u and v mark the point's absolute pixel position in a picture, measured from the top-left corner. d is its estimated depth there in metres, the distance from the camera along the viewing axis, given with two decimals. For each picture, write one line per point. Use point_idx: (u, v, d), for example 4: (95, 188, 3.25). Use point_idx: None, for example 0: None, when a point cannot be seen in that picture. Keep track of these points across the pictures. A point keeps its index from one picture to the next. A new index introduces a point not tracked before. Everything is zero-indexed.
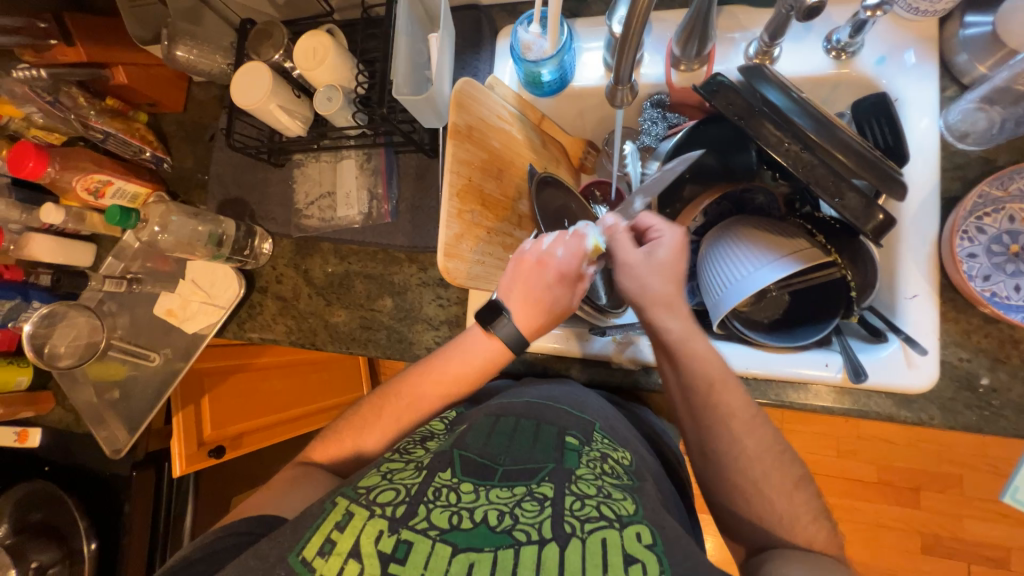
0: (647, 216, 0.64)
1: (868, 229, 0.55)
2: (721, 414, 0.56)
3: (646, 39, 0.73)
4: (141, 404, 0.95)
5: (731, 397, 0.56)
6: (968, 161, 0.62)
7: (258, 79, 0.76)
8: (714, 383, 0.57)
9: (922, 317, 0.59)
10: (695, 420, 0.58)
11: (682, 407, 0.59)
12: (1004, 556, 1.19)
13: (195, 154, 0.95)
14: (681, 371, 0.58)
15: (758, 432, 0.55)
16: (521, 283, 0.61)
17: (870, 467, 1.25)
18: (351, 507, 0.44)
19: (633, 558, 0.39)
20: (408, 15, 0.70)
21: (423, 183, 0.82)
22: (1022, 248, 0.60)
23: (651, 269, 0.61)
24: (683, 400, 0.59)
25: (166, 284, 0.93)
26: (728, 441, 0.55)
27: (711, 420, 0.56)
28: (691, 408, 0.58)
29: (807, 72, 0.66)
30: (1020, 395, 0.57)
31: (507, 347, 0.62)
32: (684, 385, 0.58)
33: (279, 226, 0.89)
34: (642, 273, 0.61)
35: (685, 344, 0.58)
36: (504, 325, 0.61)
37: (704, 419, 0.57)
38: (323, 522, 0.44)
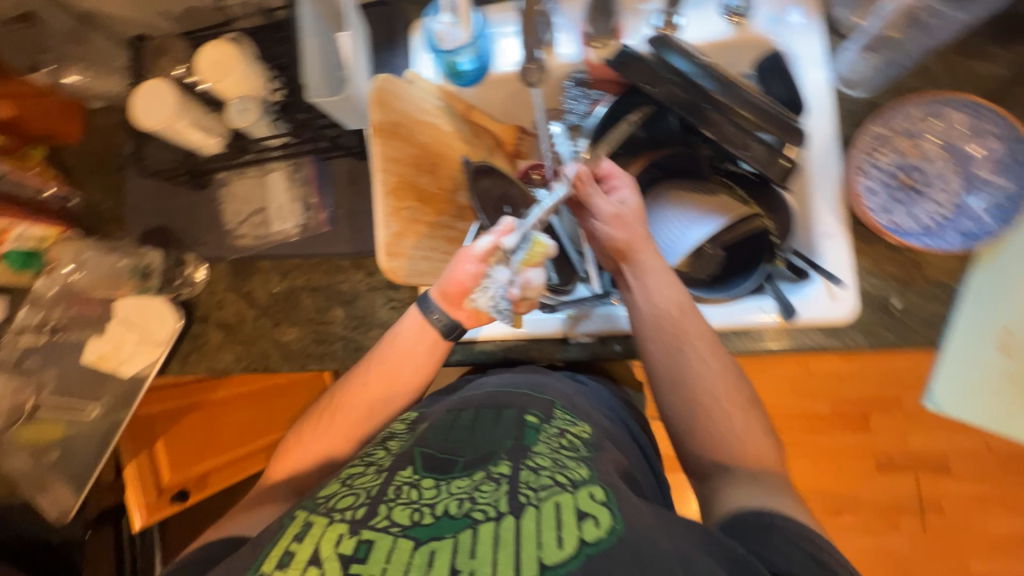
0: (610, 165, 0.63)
1: (774, 174, 0.60)
2: (690, 336, 0.59)
3: (557, 19, 0.75)
4: (85, 460, 0.89)
5: (697, 319, 0.60)
6: (858, 107, 0.68)
7: (163, 95, 0.72)
8: (681, 308, 0.60)
9: (837, 253, 0.64)
10: (666, 349, 0.59)
11: (653, 339, 0.60)
12: (945, 461, 1.32)
13: (107, 186, 0.87)
14: (654, 301, 0.60)
15: (720, 353, 0.59)
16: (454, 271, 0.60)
17: (824, 401, 1.35)
18: (308, 517, 0.44)
19: (586, 514, 0.42)
20: (312, 15, 0.67)
21: (356, 187, 0.80)
22: (911, 179, 0.67)
23: (632, 213, 0.61)
24: (656, 333, 0.60)
25: (93, 330, 0.86)
26: (695, 362, 0.58)
27: (682, 345, 0.59)
28: (662, 335, 0.59)
29: (711, 39, 0.69)
30: (929, 311, 0.63)
31: (442, 338, 0.62)
32: (662, 314, 0.59)
33: (212, 251, 0.84)
34: (630, 218, 0.60)
35: (665, 275, 0.60)
36: (436, 318, 0.61)
37: (676, 345, 0.59)
38: (282, 537, 0.44)
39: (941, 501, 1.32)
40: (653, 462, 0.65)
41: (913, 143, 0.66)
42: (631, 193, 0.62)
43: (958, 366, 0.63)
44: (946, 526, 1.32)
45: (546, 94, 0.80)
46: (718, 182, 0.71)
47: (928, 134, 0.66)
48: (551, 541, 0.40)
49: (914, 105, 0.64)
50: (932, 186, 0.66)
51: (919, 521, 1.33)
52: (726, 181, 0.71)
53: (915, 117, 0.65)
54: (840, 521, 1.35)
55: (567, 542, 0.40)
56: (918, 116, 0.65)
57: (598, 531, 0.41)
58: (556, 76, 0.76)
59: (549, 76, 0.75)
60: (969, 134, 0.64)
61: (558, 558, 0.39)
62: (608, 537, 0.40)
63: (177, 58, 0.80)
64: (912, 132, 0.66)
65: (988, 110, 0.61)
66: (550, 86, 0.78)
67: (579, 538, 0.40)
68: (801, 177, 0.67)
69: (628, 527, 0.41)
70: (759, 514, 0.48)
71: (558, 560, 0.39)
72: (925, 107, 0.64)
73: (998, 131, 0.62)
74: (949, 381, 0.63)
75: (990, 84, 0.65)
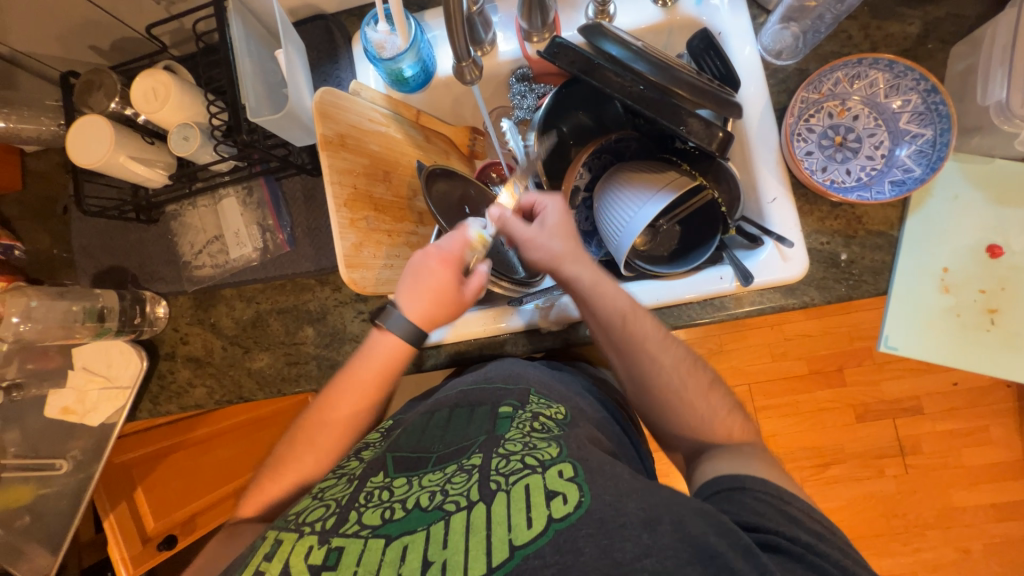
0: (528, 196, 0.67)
1: (714, 148, 0.62)
2: (639, 340, 0.61)
3: (495, 18, 0.76)
4: (60, 519, 0.86)
5: (644, 322, 0.61)
6: (787, 75, 0.71)
7: (99, 132, 0.69)
8: (626, 315, 0.61)
9: (785, 215, 0.67)
10: (621, 354, 0.62)
11: (608, 345, 0.63)
12: (918, 404, 1.38)
13: (55, 232, 0.84)
14: (597, 313, 0.62)
15: (671, 347, 0.61)
16: (415, 283, 0.62)
17: (800, 361, 1.40)
18: (280, 535, 0.47)
19: (554, 493, 0.44)
20: (244, 36, 0.67)
21: (312, 203, 0.79)
22: (844, 138, 0.71)
23: (549, 234, 0.64)
24: (607, 339, 0.62)
25: (54, 383, 0.83)
26: (648, 362, 0.60)
27: (633, 349, 0.61)
28: (614, 343, 0.62)
29: (640, 24, 0.72)
30: (873, 260, 0.67)
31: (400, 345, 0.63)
32: (606, 325, 0.61)
33: (170, 284, 0.82)
34: (543, 241, 0.64)
35: (598, 286, 0.62)
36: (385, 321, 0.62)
37: (628, 349, 0.61)
38: (256, 554, 0.46)
39: (918, 442, 1.39)
40: (636, 440, 0.66)
41: (841, 104, 0.71)
42: (549, 214, 0.66)
43: (905, 306, 0.67)
44: (925, 465, 1.38)
45: (492, 92, 0.82)
46: (664, 158, 0.74)
47: (855, 94, 0.70)
48: (521, 523, 0.42)
49: (837, 68, 0.68)
50: (864, 144, 0.70)
51: (901, 464, 1.39)
52: (672, 157, 0.74)
53: (840, 80, 0.69)
54: (828, 474, 1.41)
55: (535, 521, 0.42)
56: (842, 78, 0.69)
57: (567, 507, 0.42)
58: (501, 72, 0.79)
59: (493, 73, 0.79)
60: (892, 90, 0.67)
61: (528, 538, 0.41)
62: (576, 510, 0.42)
63: (106, 94, 0.74)
64: (839, 94, 0.70)
65: (902, 66, 0.65)
66: (496, 83, 0.81)
67: (548, 516, 0.42)
68: (743, 146, 0.70)
69: (596, 499, 0.43)
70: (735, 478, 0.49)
71: (528, 538, 0.41)
72: (848, 68, 0.68)
73: (916, 85, 0.65)
74: (900, 325, 0.67)
75: (904, 42, 0.69)
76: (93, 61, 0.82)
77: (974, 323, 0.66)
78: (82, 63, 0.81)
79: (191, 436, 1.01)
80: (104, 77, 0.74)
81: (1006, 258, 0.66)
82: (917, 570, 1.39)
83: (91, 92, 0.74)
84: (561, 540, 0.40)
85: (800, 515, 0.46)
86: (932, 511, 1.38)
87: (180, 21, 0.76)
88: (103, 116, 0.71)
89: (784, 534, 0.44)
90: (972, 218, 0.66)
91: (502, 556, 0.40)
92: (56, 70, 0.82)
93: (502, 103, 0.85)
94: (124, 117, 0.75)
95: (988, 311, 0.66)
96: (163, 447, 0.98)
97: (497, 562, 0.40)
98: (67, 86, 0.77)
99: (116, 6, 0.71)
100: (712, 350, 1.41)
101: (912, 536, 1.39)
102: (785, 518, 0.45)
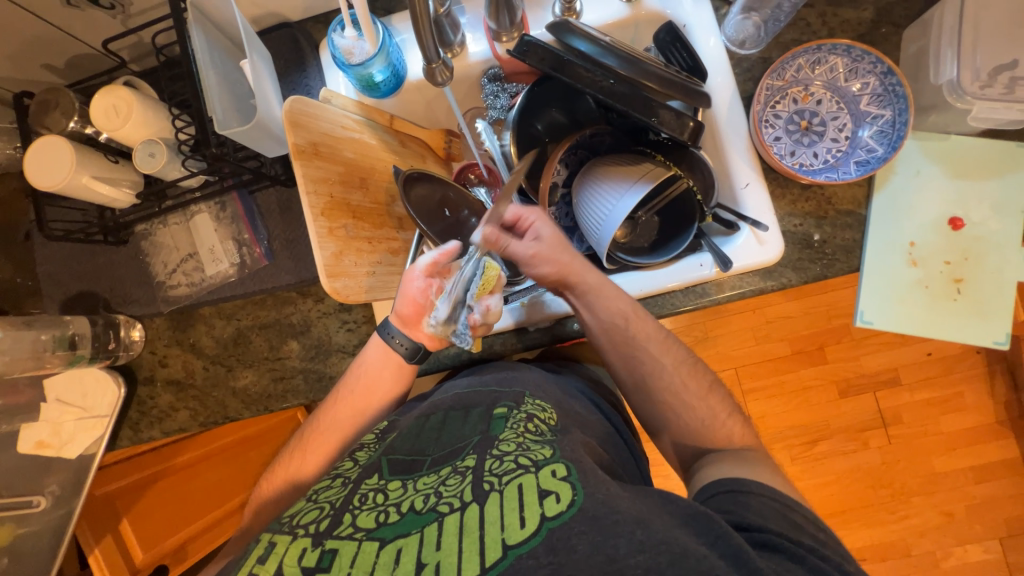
0: (514, 209, 0.63)
1: (686, 137, 0.63)
2: (639, 340, 0.63)
3: (463, 19, 0.76)
4: (39, 558, 0.82)
5: (644, 324, 0.64)
6: (752, 64, 0.73)
7: (59, 153, 0.67)
8: (629, 317, 0.64)
9: (758, 200, 0.69)
10: (621, 353, 0.64)
11: (610, 348, 0.65)
12: (896, 376, 1.43)
13: (17, 259, 0.80)
14: (600, 316, 0.64)
15: (671, 349, 0.64)
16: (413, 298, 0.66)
17: (783, 342, 1.43)
18: (274, 537, 0.47)
19: (547, 492, 0.44)
20: (208, 47, 0.66)
21: (289, 215, 0.77)
22: (809, 122, 0.73)
23: (550, 248, 0.63)
24: (608, 341, 0.64)
25: (26, 418, 0.80)
26: (648, 360, 0.64)
27: (633, 349, 0.64)
28: (617, 345, 0.64)
29: (606, 19, 0.73)
30: (844, 239, 0.69)
31: (407, 362, 0.67)
32: (609, 327, 0.63)
33: (144, 306, 0.79)
34: (547, 255, 0.63)
35: (604, 289, 0.64)
36: (398, 343, 0.66)
37: (628, 348, 0.64)
38: (249, 557, 0.45)
39: (899, 412, 1.43)
40: (628, 437, 0.67)
41: (804, 90, 0.73)
42: (542, 228, 0.64)
43: (878, 281, 0.69)
44: (906, 434, 1.43)
45: (466, 93, 0.82)
46: (639, 151, 0.74)
47: (817, 80, 0.72)
48: (513, 522, 0.42)
49: (798, 55, 0.70)
50: (829, 127, 0.73)
51: (884, 435, 1.44)
52: (646, 150, 0.74)
53: (802, 66, 0.71)
54: (817, 451, 1.45)
55: (528, 520, 0.42)
56: (804, 65, 0.71)
57: (559, 506, 0.42)
58: (473, 74, 0.79)
59: (465, 75, 0.79)
60: (851, 74, 0.70)
61: (521, 537, 0.41)
62: (569, 509, 0.42)
63: (63, 113, 0.71)
64: (802, 80, 0.72)
65: (859, 50, 0.67)
66: (469, 84, 0.81)
67: (541, 514, 0.42)
68: (714, 135, 0.72)
69: (589, 496, 0.43)
70: (737, 481, 0.51)
71: (520, 538, 0.41)
72: (809, 55, 0.70)
73: (873, 68, 0.68)
74: (873, 300, 0.69)
75: (859, 27, 0.71)
76: (49, 80, 0.79)
77: (943, 293, 0.69)
78: (38, 82, 0.78)
79: (175, 462, 0.98)
80: (60, 95, 0.71)
81: (967, 230, 0.68)
82: (905, 537, 1.44)
83: (48, 111, 0.72)
84: (554, 539, 0.40)
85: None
86: (916, 479, 1.43)
87: (138, 35, 0.74)
88: (63, 136, 0.68)
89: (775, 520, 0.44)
90: (934, 193, 0.69)
91: (495, 556, 0.40)
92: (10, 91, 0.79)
93: (475, 103, 0.85)
94: (85, 137, 0.73)
95: (955, 281, 0.68)
96: (139, 479, 0.93)
97: (490, 562, 0.40)
98: (22, 107, 0.74)
99: (69, 22, 0.69)
100: (699, 337, 1.44)
101: (898, 504, 1.44)
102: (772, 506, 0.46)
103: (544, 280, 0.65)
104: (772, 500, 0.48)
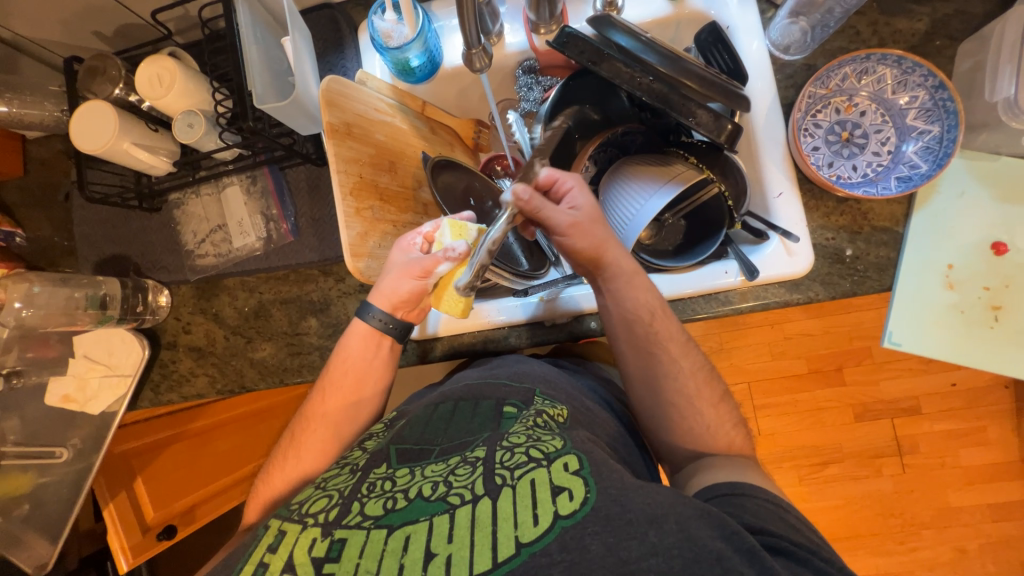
0: (550, 172, 0.62)
1: (723, 140, 0.61)
2: (662, 339, 0.62)
3: (502, 9, 0.76)
4: (58, 508, 0.86)
5: (669, 323, 0.62)
6: (795, 70, 0.71)
7: (104, 117, 0.69)
8: (654, 313, 0.62)
9: (791, 210, 0.67)
10: (638, 350, 0.63)
11: (625, 340, 0.63)
12: (917, 404, 1.38)
13: (56, 219, 0.83)
14: (624, 305, 0.62)
15: (691, 354, 0.63)
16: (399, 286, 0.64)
17: (800, 361, 1.40)
18: (283, 526, 0.47)
19: (560, 488, 0.43)
20: (252, 23, 0.67)
21: (317, 193, 0.78)
22: (850, 134, 0.71)
23: (588, 219, 0.61)
24: (627, 335, 0.63)
25: (54, 371, 0.83)
26: (666, 363, 0.62)
27: (652, 347, 0.62)
28: (635, 340, 0.62)
29: (648, 17, 0.72)
30: (878, 256, 0.67)
31: (395, 342, 0.68)
32: (632, 317, 0.62)
33: (171, 273, 0.81)
34: (590, 225, 0.61)
35: (636, 277, 0.62)
36: (379, 321, 0.65)
37: (648, 347, 0.62)
38: (259, 545, 0.46)
39: (917, 442, 1.39)
40: (640, 441, 0.67)
41: (848, 101, 0.71)
42: (581, 196, 0.62)
43: (910, 302, 0.67)
44: (923, 464, 1.39)
45: (499, 84, 0.82)
46: (673, 152, 0.73)
47: (863, 90, 0.70)
48: (527, 519, 0.42)
49: (844, 64, 0.68)
50: (870, 140, 0.70)
51: (899, 464, 1.39)
52: (680, 151, 0.73)
53: (847, 76, 0.69)
54: (827, 474, 1.41)
55: (541, 518, 0.42)
56: (850, 74, 0.69)
57: (573, 504, 0.42)
58: (508, 64, 0.79)
59: (501, 65, 0.78)
60: (900, 86, 0.67)
61: (534, 535, 0.41)
62: (582, 508, 0.42)
63: (110, 79, 0.73)
64: (846, 89, 0.70)
65: (910, 62, 0.65)
66: (503, 75, 0.81)
67: (555, 513, 0.42)
68: (750, 140, 0.70)
69: (601, 493, 0.43)
70: (732, 483, 0.51)
71: (533, 536, 0.41)
72: (856, 64, 0.68)
73: (923, 81, 0.65)
74: (903, 322, 0.67)
75: (912, 39, 0.69)
76: (97, 48, 0.81)
77: (979, 319, 0.66)
78: (86, 49, 0.81)
79: (188, 428, 1.01)
80: (108, 63, 0.73)
81: (1010, 256, 0.66)
82: (914, 569, 1.40)
83: (95, 78, 0.74)
84: (567, 538, 0.40)
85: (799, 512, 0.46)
86: (929, 511, 1.39)
87: (185, 9, 0.75)
88: (108, 101, 0.70)
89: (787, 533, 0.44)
90: (978, 215, 0.66)
91: (508, 552, 0.40)
92: (60, 57, 0.81)
93: (508, 95, 0.85)
94: (129, 104, 0.75)
95: (993, 308, 0.66)
96: (157, 439, 0.97)
97: (503, 558, 0.40)
98: (71, 71, 0.76)
99: None
100: (713, 348, 1.41)
101: (909, 535, 1.40)
102: (782, 522, 0.46)
103: (572, 255, 0.62)
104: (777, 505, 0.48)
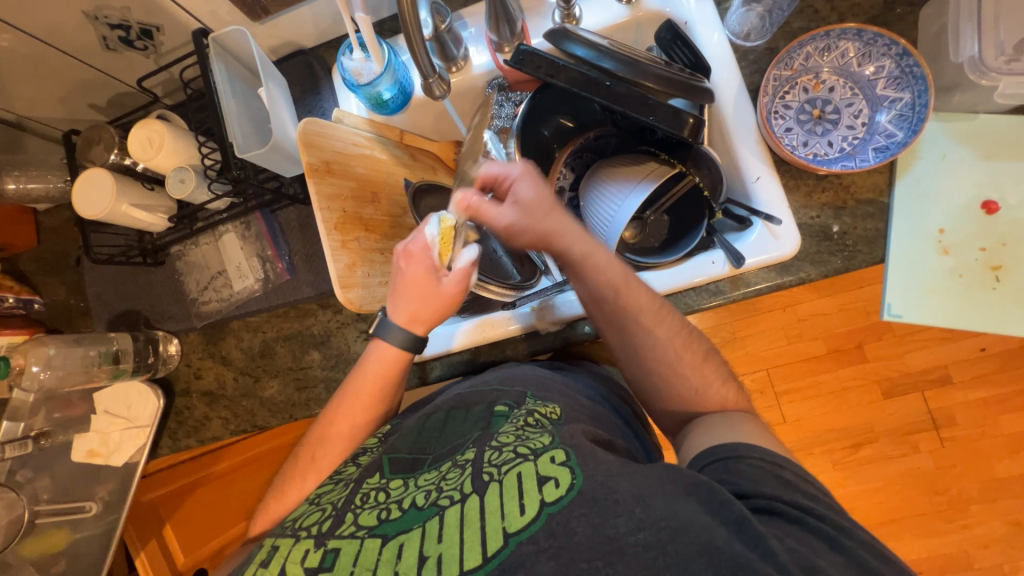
0: (489, 169, 0.64)
1: (686, 134, 0.62)
2: (633, 312, 0.60)
3: (466, 34, 0.79)
4: (89, 564, 0.88)
5: (636, 295, 0.61)
6: (758, 56, 0.71)
7: (101, 186, 0.73)
8: (618, 288, 0.61)
9: (771, 193, 0.66)
10: (615, 328, 0.62)
11: (602, 321, 0.63)
12: (947, 373, 1.33)
13: (70, 284, 0.88)
14: (588, 287, 0.62)
15: (666, 319, 0.61)
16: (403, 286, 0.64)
17: (818, 341, 1.35)
18: (276, 541, 0.48)
19: (546, 477, 0.43)
20: (228, 78, 0.70)
21: (308, 231, 0.81)
22: (822, 111, 0.71)
23: (525, 216, 0.63)
24: (600, 314, 0.63)
25: (80, 428, 0.88)
26: (643, 335, 0.61)
27: (627, 321, 0.61)
28: (610, 318, 0.62)
29: (607, 22, 0.73)
30: (865, 228, 0.66)
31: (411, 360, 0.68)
32: (597, 298, 0.62)
33: (179, 323, 0.84)
34: (528, 224, 0.63)
35: (589, 259, 0.61)
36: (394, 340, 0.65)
37: (620, 322, 0.61)
38: (254, 560, 0.48)
39: (950, 414, 1.34)
40: (642, 434, 0.66)
41: (815, 79, 0.71)
42: (522, 189, 0.63)
43: (904, 274, 0.65)
44: (961, 436, 1.33)
45: (471, 105, 0.85)
46: (644, 150, 0.75)
47: (827, 66, 0.70)
48: (513, 510, 0.42)
49: (805, 43, 0.68)
50: (843, 114, 0.70)
51: (935, 438, 1.34)
52: (650, 148, 0.75)
53: (810, 54, 0.69)
54: (860, 458, 1.37)
55: (527, 507, 0.42)
56: (813, 52, 0.69)
57: (558, 491, 0.42)
58: (478, 85, 0.81)
59: (471, 88, 0.81)
60: (864, 58, 0.68)
61: (521, 524, 0.41)
62: (568, 493, 0.42)
63: (105, 147, 0.77)
64: (811, 68, 0.70)
65: (870, 33, 0.65)
66: (475, 96, 0.83)
67: (541, 501, 0.42)
68: (722, 129, 0.70)
69: (588, 479, 0.43)
70: (726, 447, 0.50)
71: (520, 525, 0.41)
72: (817, 42, 0.68)
73: (887, 51, 0.65)
74: (902, 292, 0.65)
75: (871, 10, 0.69)
76: (92, 118, 0.86)
77: (979, 282, 0.64)
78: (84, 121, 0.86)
79: (212, 471, 1.00)
80: (103, 132, 0.78)
81: (1002, 214, 0.64)
82: (966, 548, 1.33)
83: (92, 146, 0.78)
84: (553, 523, 0.40)
85: (797, 480, 0.46)
86: (976, 484, 1.33)
87: (167, 72, 0.80)
88: (105, 169, 0.74)
89: (786, 500, 0.44)
90: (963, 177, 0.65)
91: (496, 545, 0.40)
92: (59, 130, 0.87)
93: (481, 114, 0.87)
94: (124, 169, 0.78)
95: (992, 268, 0.64)
96: (182, 485, 0.99)
97: (492, 552, 0.40)
98: (71, 144, 0.81)
99: (109, 65, 0.76)
100: (725, 339, 1.38)
101: (957, 513, 1.34)
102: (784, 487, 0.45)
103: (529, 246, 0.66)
104: (764, 462, 0.47)
